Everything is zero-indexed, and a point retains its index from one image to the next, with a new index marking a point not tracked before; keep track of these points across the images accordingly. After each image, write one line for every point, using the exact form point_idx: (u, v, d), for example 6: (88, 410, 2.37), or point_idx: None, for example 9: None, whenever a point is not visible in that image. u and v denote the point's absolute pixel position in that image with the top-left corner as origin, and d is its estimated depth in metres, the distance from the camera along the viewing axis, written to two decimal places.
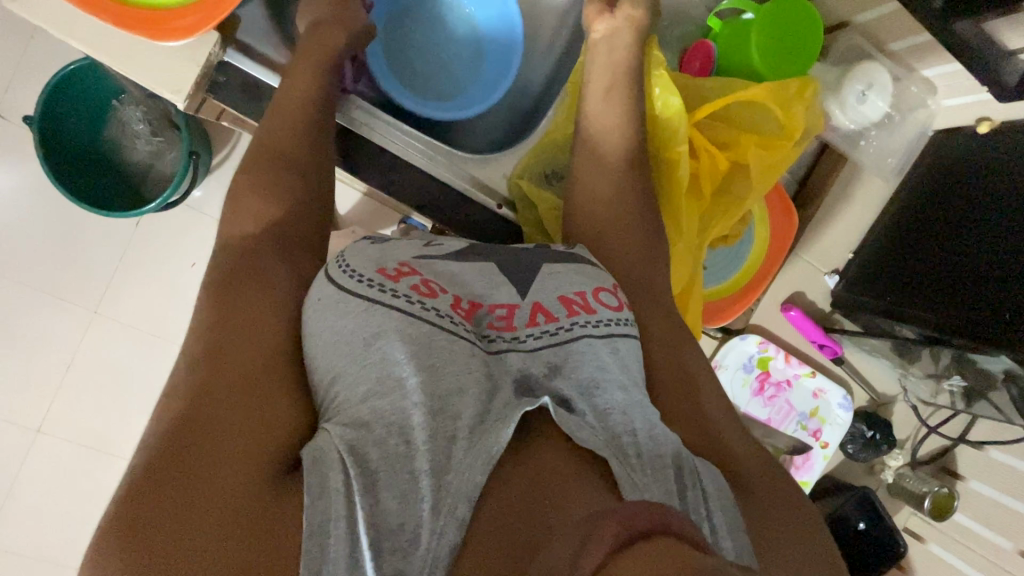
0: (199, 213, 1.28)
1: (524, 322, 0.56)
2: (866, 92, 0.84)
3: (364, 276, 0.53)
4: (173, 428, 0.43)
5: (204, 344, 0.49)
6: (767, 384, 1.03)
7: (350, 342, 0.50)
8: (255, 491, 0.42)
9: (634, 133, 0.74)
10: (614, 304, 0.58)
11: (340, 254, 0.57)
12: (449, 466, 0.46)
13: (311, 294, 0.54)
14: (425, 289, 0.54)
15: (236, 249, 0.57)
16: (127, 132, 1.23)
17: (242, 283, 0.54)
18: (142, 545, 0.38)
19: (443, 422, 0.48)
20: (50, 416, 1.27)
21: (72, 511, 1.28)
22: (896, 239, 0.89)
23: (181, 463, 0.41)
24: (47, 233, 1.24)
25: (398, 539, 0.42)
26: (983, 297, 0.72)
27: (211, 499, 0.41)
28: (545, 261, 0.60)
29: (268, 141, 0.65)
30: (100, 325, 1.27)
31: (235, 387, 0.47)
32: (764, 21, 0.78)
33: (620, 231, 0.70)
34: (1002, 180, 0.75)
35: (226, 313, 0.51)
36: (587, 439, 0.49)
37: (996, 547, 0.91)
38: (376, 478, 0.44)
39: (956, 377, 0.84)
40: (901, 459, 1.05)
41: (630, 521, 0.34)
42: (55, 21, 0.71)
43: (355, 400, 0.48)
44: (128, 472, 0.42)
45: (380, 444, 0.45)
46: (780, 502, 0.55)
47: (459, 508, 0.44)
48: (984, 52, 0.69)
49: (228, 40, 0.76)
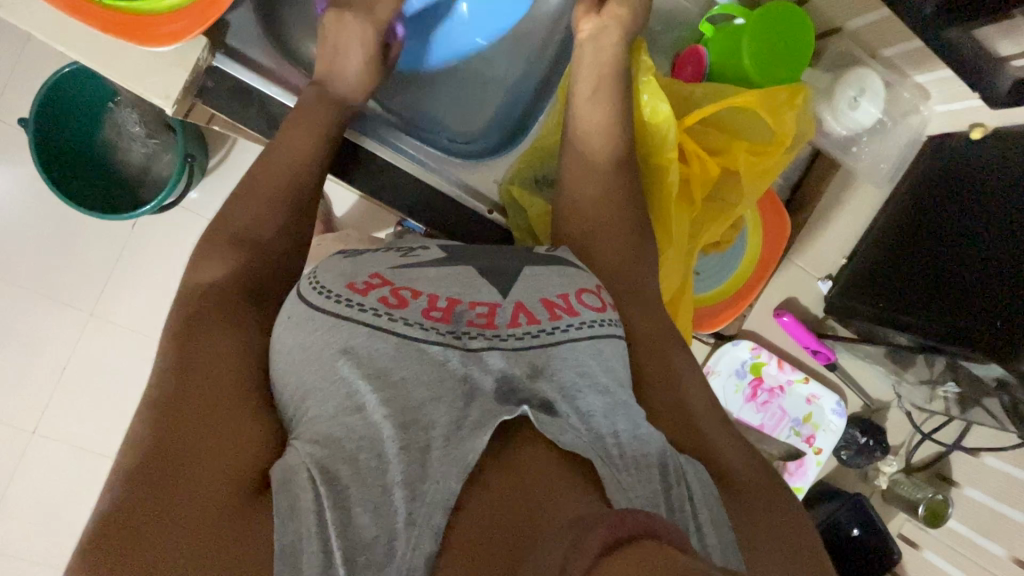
0: (194, 215, 1.28)
1: (506, 321, 0.55)
2: (859, 98, 0.84)
3: (332, 292, 0.53)
4: (156, 442, 0.44)
5: (183, 364, 0.50)
6: (761, 389, 1.03)
7: (318, 359, 0.50)
8: (234, 504, 0.43)
9: (622, 140, 0.74)
10: (598, 305, 0.57)
11: (310, 271, 0.56)
12: (426, 475, 0.46)
13: (283, 311, 0.54)
14: (394, 299, 0.54)
15: (228, 273, 0.59)
16: (123, 134, 1.24)
17: (214, 313, 0.55)
18: (126, 555, 0.39)
19: (415, 432, 0.48)
20: (44, 418, 1.27)
21: (67, 513, 1.28)
22: (888, 245, 0.89)
23: (162, 478, 0.43)
24: (41, 235, 1.24)
25: (372, 552, 0.42)
26: (975, 305, 0.72)
27: (192, 514, 0.42)
28: (526, 264, 0.60)
29: (272, 165, 0.67)
30: (95, 327, 1.27)
31: (214, 406, 0.47)
32: (756, 28, 0.78)
33: (608, 235, 0.69)
34: (996, 187, 0.75)
35: (202, 336, 0.52)
36: (571, 443, 0.49)
37: (991, 555, 0.91)
38: (347, 493, 0.44)
39: (951, 384, 0.84)
40: (896, 466, 1.04)
41: (618, 528, 0.33)
42: (43, 27, 0.71)
43: (325, 416, 0.48)
44: (112, 486, 0.43)
45: (350, 460, 0.46)
46: (768, 507, 0.55)
47: (435, 517, 0.44)
48: (971, 59, 0.69)
49: (217, 44, 0.76)
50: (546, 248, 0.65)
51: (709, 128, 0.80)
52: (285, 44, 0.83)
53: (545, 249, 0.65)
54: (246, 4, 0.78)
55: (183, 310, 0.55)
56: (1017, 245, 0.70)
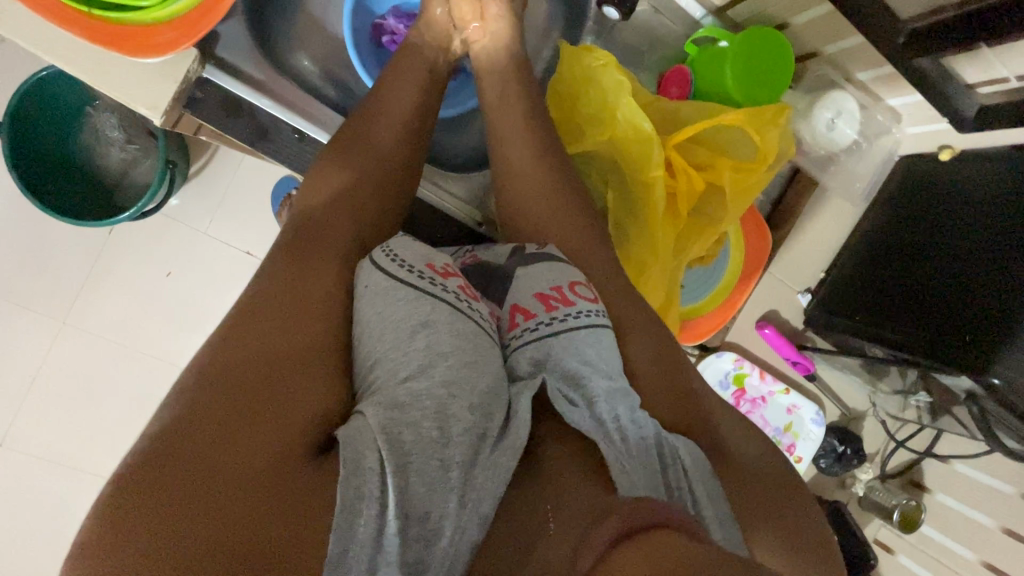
0: (178, 222, 1.26)
1: (508, 327, 0.60)
2: (836, 119, 0.88)
3: (414, 267, 0.56)
4: (205, 397, 0.44)
5: (245, 321, 0.51)
6: (743, 400, 1.05)
7: (398, 329, 0.52)
8: (285, 469, 0.43)
9: (562, 164, 0.76)
10: (590, 296, 0.61)
11: (385, 243, 0.60)
12: (477, 461, 0.48)
13: (360, 281, 0.57)
14: (468, 291, 0.57)
15: (291, 237, 0.60)
16: (101, 139, 1.21)
17: (299, 265, 0.57)
18: (160, 508, 0.38)
19: (479, 418, 0.49)
20: (14, 429, 1.23)
21: (38, 529, 1.23)
22: (862, 260, 0.93)
23: (206, 434, 0.42)
24: (15, 243, 1.22)
25: (423, 527, 0.43)
26: (945, 317, 0.75)
27: (243, 472, 0.41)
28: (518, 267, 0.65)
29: (352, 151, 0.69)
30: (68, 336, 1.24)
31: (271, 371, 0.48)
32: (738, 51, 0.81)
33: (585, 235, 0.71)
34: (965, 205, 0.78)
35: (279, 293, 0.54)
36: (579, 422, 0.51)
37: (960, 558, 0.96)
38: (408, 458, 0.45)
39: (922, 394, 0.88)
40: (870, 473, 1.07)
41: (632, 518, 0.35)
42: (26, 33, 0.70)
43: (398, 380, 0.49)
44: (150, 431, 0.43)
45: (412, 426, 0.46)
46: (778, 496, 0.56)
47: (483, 505, 0.46)
48: (941, 87, 0.73)
49: (207, 56, 0.76)
50: (536, 246, 0.68)
51: (694, 144, 0.83)
52: (277, 55, 0.84)
53: (535, 246, 0.68)
54: (237, 16, 0.78)
55: (263, 267, 0.57)
56: (996, 248, 0.72)
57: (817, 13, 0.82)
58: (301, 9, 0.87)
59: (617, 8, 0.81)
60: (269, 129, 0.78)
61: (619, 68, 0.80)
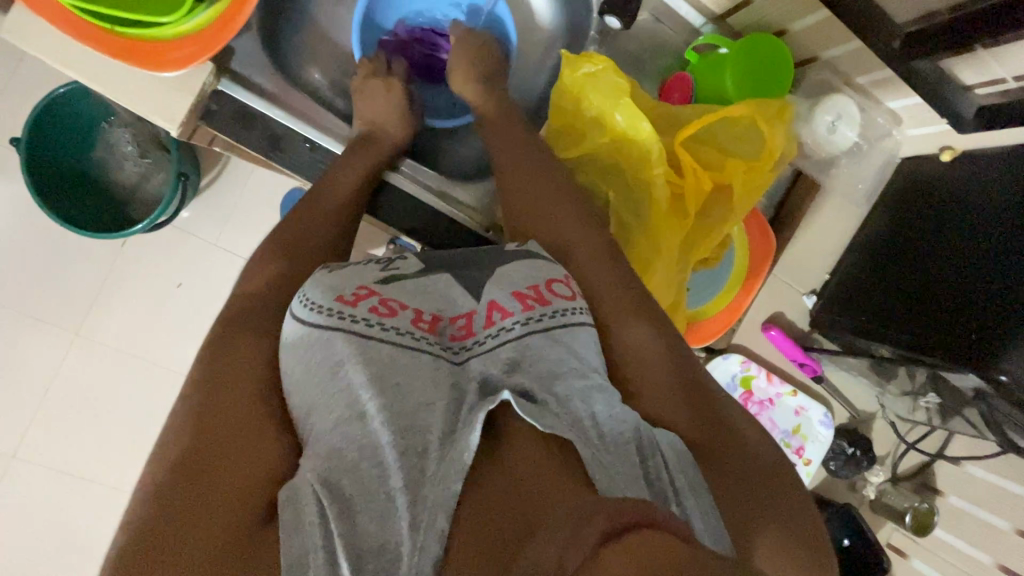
0: (190, 234, 1.29)
1: (482, 324, 0.58)
2: (836, 122, 0.89)
3: (322, 305, 0.56)
4: (167, 486, 0.49)
5: (197, 402, 0.55)
6: (751, 402, 1.04)
7: (319, 373, 0.54)
8: (239, 541, 0.46)
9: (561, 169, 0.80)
10: (567, 294, 0.61)
11: (301, 289, 0.59)
12: (424, 480, 0.49)
13: (283, 334, 0.57)
14: (383, 309, 0.57)
15: (243, 303, 0.63)
16: (115, 153, 1.25)
17: (239, 336, 0.59)
18: None
19: (412, 438, 0.50)
20: (26, 440, 1.24)
21: (43, 543, 1.24)
22: (867, 260, 0.93)
23: (168, 521, 0.46)
24: (31, 256, 1.24)
25: (380, 559, 0.45)
26: (953, 321, 0.74)
27: (199, 552, 0.45)
28: (497, 265, 0.63)
29: (300, 209, 0.73)
30: (82, 347, 1.26)
31: (223, 444, 0.51)
32: (737, 56, 0.83)
33: (585, 226, 0.72)
34: (972, 202, 0.79)
35: (221, 363, 0.57)
36: (552, 424, 0.50)
37: (977, 562, 0.95)
38: (351, 501, 0.47)
39: (931, 395, 0.87)
40: (882, 476, 1.06)
41: (618, 517, 0.36)
42: (48, 46, 0.73)
43: (327, 429, 0.51)
44: (127, 526, 0.48)
45: (352, 471, 0.49)
46: (772, 468, 0.58)
47: (438, 520, 0.46)
48: (938, 87, 0.74)
49: (222, 69, 0.79)
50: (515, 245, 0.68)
51: (699, 144, 0.84)
52: (289, 68, 0.87)
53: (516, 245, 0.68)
54: (250, 30, 0.81)
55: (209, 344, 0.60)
56: (991, 254, 0.73)
57: (813, 19, 0.83)
58: (313, 27, 0.91)
59: (619, 17, 0.83)
60: (282, 139, 0.79)
61: (618, 72, 0.82)
